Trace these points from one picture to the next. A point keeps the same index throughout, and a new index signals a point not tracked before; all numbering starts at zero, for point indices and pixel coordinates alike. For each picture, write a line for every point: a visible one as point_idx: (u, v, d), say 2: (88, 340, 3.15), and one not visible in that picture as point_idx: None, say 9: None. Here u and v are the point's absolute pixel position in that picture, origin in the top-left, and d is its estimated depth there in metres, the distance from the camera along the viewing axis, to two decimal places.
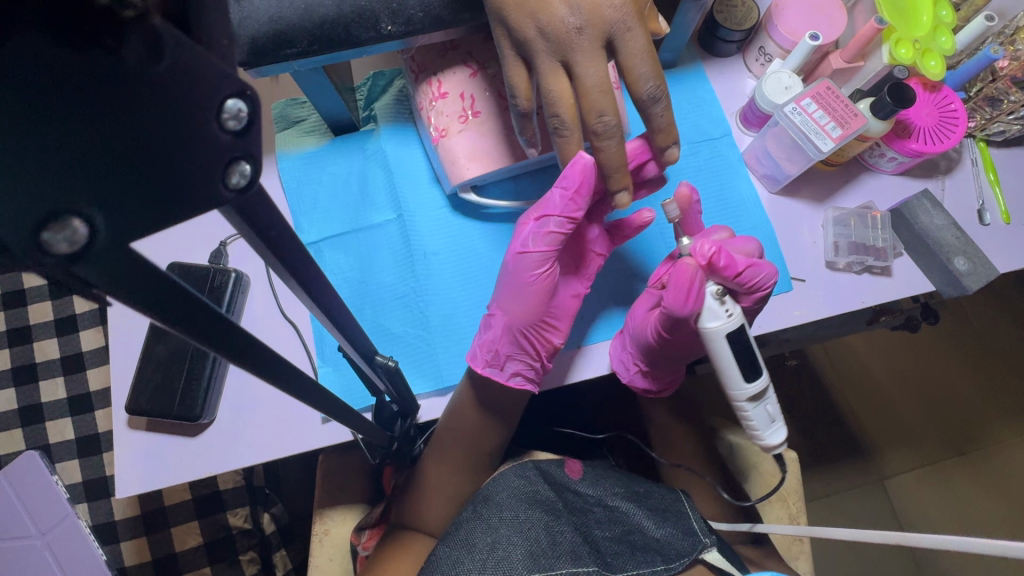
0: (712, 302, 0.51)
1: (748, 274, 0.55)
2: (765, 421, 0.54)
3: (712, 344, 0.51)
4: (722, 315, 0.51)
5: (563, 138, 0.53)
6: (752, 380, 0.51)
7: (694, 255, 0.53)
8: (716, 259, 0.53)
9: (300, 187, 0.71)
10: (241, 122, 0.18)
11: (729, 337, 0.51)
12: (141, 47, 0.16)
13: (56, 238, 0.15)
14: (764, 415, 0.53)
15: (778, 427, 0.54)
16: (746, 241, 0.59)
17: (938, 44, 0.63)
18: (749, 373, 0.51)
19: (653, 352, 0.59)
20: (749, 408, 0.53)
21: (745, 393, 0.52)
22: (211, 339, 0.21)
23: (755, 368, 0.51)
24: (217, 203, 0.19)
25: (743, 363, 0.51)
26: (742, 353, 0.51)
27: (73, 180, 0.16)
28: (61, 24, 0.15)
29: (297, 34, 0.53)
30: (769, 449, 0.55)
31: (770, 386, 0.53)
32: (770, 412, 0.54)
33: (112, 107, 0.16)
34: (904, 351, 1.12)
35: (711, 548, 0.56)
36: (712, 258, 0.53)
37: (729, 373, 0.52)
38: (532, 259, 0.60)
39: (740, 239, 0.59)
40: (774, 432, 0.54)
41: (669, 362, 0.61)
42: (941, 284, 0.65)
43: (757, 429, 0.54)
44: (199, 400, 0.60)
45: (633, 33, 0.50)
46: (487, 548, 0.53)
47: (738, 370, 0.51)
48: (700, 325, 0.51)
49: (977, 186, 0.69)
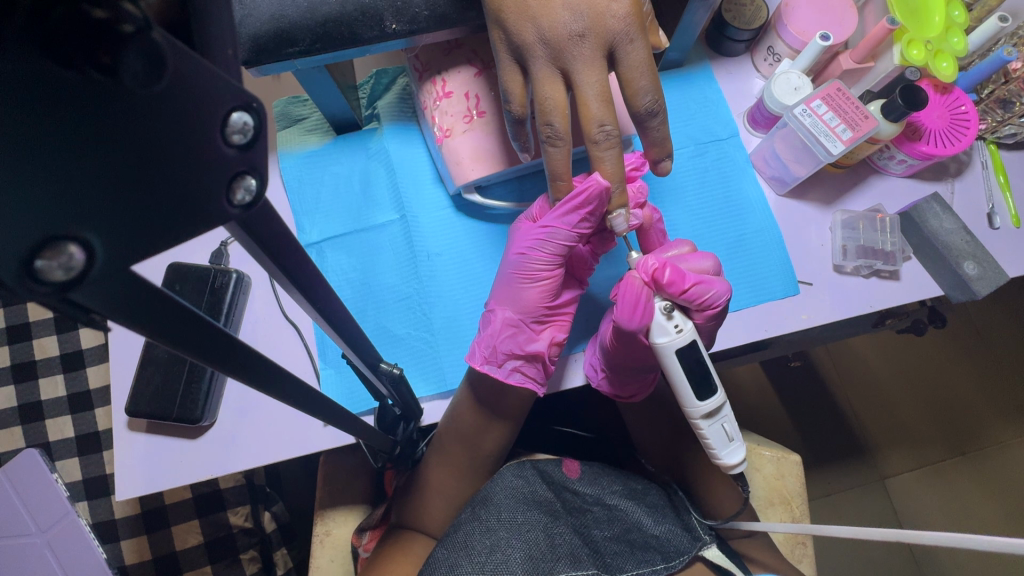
0: (661, 318, 0.51)
1: (696, 290, 0.53)
2: (720, 438, 0.52)
3: (664, 361, 0.50)
4: (671, 330, 0.50)
5: (555, 148, 0.52)
6: (704, 398, 0.50)
7: (640, 271, 0.54)
8: (660, 275, 0.53)
9: (301, 186, 0.70)
10: (246, 136, 0.17)
11: (680, 353, 0.50)
12: (138, 63, 0.15)
13: (50, 265, 0.14)
14: (721, 433, 0.51)
15: (737, 444, 0.52)
16: (702, 258, 0.58)
17: (950, 45, 0.62)
18: (702, 390, 0.50)
19: (617, 360, 0.59)
20: (705, 425, 0.51)
21: (699, 410, 0.50)
22: (209, 354, 0.20)
23: (709, 385, 0.50)
24: (224, 220, 0.18)
25: (696, 379, 0.49)
26: (694, 370, 0.49)
27: (72, 202, 0.15)
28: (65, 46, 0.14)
29: (299, 32, 0.52)
30: (729, 469, 0.53)
31: (726, 402, 0.51)
32: (728, 431, 0.52)
33: (118, 127, 0.16)
34: (908, 352, 1.11)
35: (711, 546, 0.58)
36: (656, 274, 0.53)
37: (682, 390, 0.50)
38: (529, 255, 0.60)
39: (696, 256, 0.58)
40: (732, 451, 0.52)
41: (639, 368, 0.60)
42: (950, 287, 0.64)
43: (715, 448, 0.52)
44: (199, 403, 0.60)
45: (635, 46, 0.49)
46: (486, 551, 0.52)
47: (689, 387, 0.50)
48: (650, 340, 0.51)
49: (987, 189, 0.68)
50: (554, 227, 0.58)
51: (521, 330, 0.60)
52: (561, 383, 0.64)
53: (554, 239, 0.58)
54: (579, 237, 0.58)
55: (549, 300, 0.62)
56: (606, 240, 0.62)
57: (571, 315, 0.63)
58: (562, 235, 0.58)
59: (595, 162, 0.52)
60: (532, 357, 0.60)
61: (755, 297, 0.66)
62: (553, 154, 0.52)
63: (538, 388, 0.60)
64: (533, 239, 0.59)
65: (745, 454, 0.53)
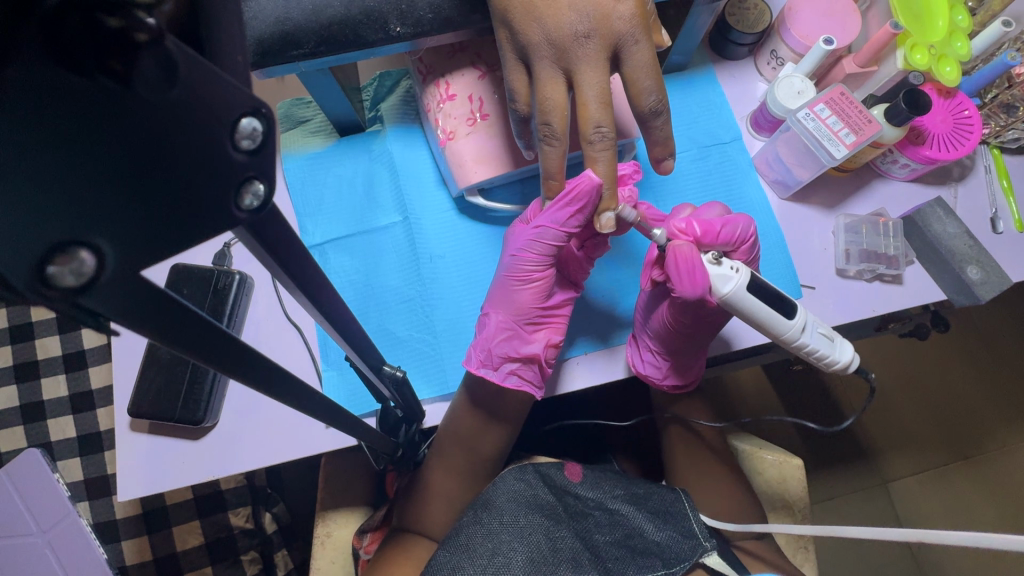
0: (719, 269, 0.52)
1: (727, 232, 0.56)
2: (825, 343, 0.54)
3: (741, 305, 0.52)
4: (731, 274, 0.52)
5: (550, 147, 0.51)
6: (791, 316, 0.52)
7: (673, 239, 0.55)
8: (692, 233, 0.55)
9: (305, 187, 0.70)
10: (255, 141, 0.17)
11: (751, 289, 0.51)
12: (152, 72, 0.15)
13: (62, 272, 0.14)
14: (821, 339, 0.54)
15: (841, 340, 0.55)
16: (709, 207, 0.60)
17: (953, 50, 0.62)
18: (786, 309, 0.52)
19: (674, 342, 0.61)
20: (805, 338, 0.53)
21: (794, 328, 0.52)
22: (215, 356, 0.20)
23: (786, 303, 0.52)
24: (232, 225, 0.18)
25: (776, 303, 0.52)
26: (768, 300, 0.52)
27: (82, 208, 0.15)
28: (79, 55, 0.14)
29: (303, 35, 0.52)
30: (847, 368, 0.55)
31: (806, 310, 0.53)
32: (824, 333, 0.54)
33: (129, 135, 0.16)
34: (910, 356, 1.10)
35: (712, 552, 0.58)
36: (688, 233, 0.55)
37: (771, 319, 0.52)
38: (521, 256, 0.60)
39: (705, 206, 0.60)
40: (839, 350, 0.55)
41: (694, 347, 0.62)
42: (954, 293, 0.64)
43: (826, 355, 0.54)
44: (201, 404, 0.60)
45: (640, 46, 0.50)
46: (488, 554, 0.52)
47: (776, 313, 0.51)
48: (720, 294, 0.53)
49: (989, 194, 0.68)
50: (545, 226, 0.58)
51: (516, 332, 0.61)
52: (557, 388, 0.63)
53: (545, 239, 0.58)
54: (569, 237, 0.58)
55: (544, 301, 0.62)
56: (599, 244, 0.62)
57: (565, 316, 0.63)
58: (552, 235, 0.58)
59: (588, 162, 0.51)
60: (528, 359, 0.60)
61: None
62: (547, 154, 0.52)
63: (534, 391, 0.60)
64: (524, 239, 0.60)
65: (849, 347, 0.55)
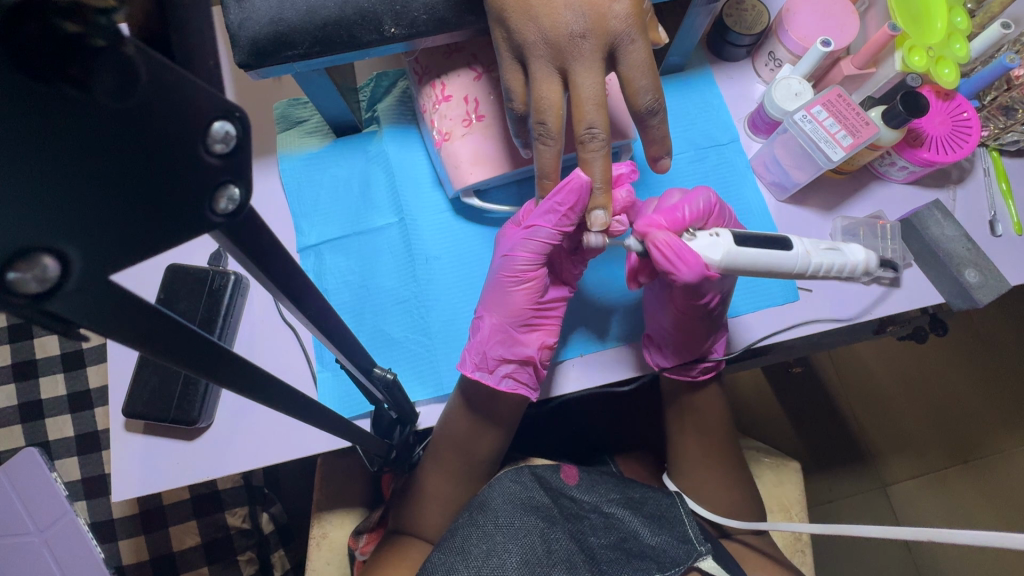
0: (701, 241, 0.53)
1: (691, 210, 0.57)
2: (834, 254, 0.53)
3: (741, 263, 0.52)
4: (716, 241, 0.52)
5: (545, 147, 0.51)
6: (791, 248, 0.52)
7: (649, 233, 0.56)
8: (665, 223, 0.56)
9: (301, 187, 0.70)
10: (228, 145, 0.18)
11: (741, 243, 0.51)
12: (110, 81, 0.15)
13: (24, 278, 0.15)
14: (833, 253, 0.53)
15: (847, 244, 0.54)
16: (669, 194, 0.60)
17: (951, 52, 0.61)
18: (782, 248, 0.52)
19: (691, 324, 0.61)
20: (818, 259, 0.52)
21: (801, 258, 0.52)
22: (195, 362, 0.20)
23: (779, 241, 0.52)
24: (208, 229, 0.18)
25: (769, 246, 0.52)
26: (765, 245, 0.52)
27: (49, 214, 0.15)
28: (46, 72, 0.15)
29: (298, 35, 0.51)
30: (873, 266, 0.54)
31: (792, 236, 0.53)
32: (829, 246, 0.53)
33: (100, 141, 0.16)
34: (909, 358, 1.10)
35: (707, 556, 0.57)
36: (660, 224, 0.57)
37: (775, 262, 0.52)
38: (513, 256, 0.60)
39: (665, 195, 0.61)
40: (852, 253, 0.53)
41: (707, 330, 0.62)
42: (951, 296, 0.63)
43: (845, 261, 0.53)
44: (196, 404, 0.60)
45: (636, 46, 0.49)
46: (482, 556, 0.52)
47: (776, 255, 0.51)
48: (716, 263, 0.52)
49: (988, 196, 0.68)
50: (537, 226, 0.58)
51: (511, 334, 0.60)
52: (553, 390, 0.63)
53: (538, 239, 0.58)
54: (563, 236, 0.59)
55: (537, 301, 0.61)
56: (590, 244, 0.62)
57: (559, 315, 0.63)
58: (544, 234, 0.58)
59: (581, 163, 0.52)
60: (523, 360, 0.60)
61: (755, 302, 0.66)
62: (542, 153, 0.52)
63: (528, 392, 0.60)
64: (516, 240, 0.60)
65: (856, 245, 0.54)
